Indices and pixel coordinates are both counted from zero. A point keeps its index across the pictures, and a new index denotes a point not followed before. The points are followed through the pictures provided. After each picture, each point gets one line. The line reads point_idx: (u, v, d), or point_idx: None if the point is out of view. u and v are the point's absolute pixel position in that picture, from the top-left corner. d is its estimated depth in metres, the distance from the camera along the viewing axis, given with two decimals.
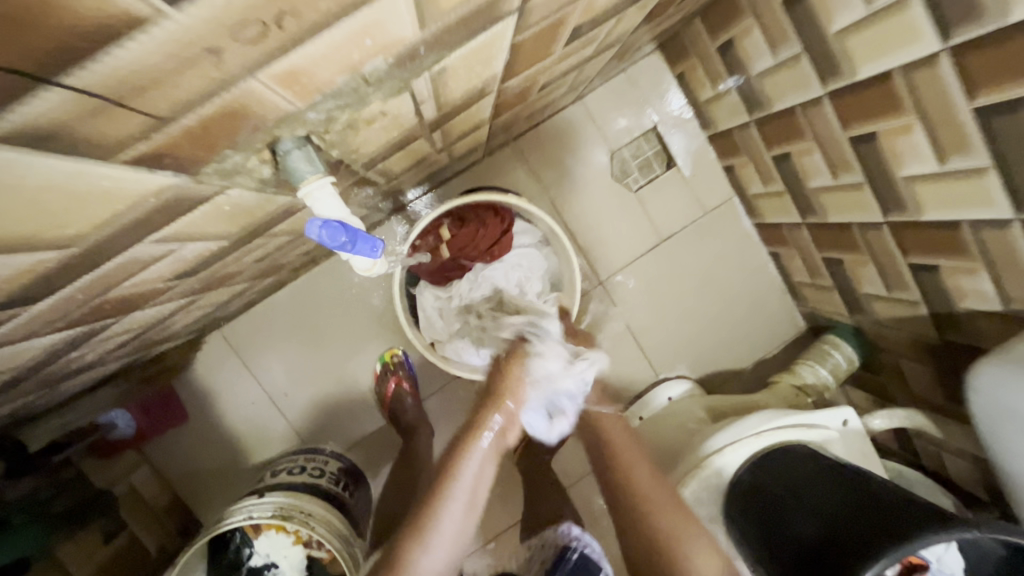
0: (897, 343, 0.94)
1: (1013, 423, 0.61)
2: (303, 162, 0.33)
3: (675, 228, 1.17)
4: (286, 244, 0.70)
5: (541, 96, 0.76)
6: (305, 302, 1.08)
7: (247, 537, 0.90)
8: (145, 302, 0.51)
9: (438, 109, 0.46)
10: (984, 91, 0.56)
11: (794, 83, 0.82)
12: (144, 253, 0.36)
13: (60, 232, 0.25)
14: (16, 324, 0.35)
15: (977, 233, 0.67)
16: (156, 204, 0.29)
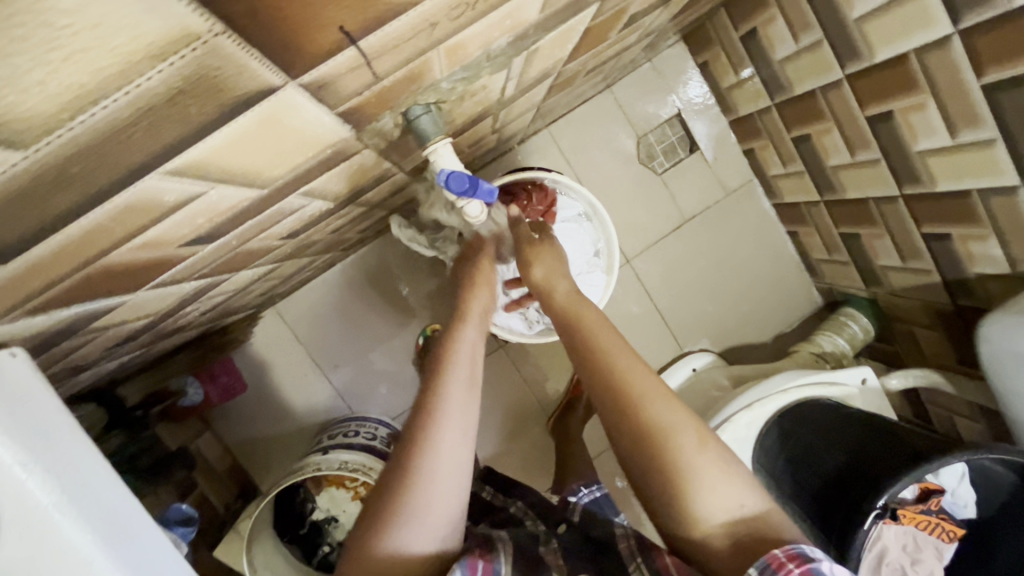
0: (911, 311, 1.01)
1: (1019, 369, 0.67)
2: (430, 125, 0.40)
3: (698, 209, 1.24)
4: (356, 217, 0.77)
5: (583, 81, 0.83)
6: (352, 280, 1.16)
7: (309, 493, 0.98)
8: (255, 260, 0.59)
9: (516, 88, 0.54)
10: (992, 68, 0.63)
11: (815, 67, 0.88)
12: (289, 206, 0.44)
13: (272, 171, 0.33)
14: (192, 262, 0.42)
15: (986, 200, 0.74)
16: (325, 156, 0.37)
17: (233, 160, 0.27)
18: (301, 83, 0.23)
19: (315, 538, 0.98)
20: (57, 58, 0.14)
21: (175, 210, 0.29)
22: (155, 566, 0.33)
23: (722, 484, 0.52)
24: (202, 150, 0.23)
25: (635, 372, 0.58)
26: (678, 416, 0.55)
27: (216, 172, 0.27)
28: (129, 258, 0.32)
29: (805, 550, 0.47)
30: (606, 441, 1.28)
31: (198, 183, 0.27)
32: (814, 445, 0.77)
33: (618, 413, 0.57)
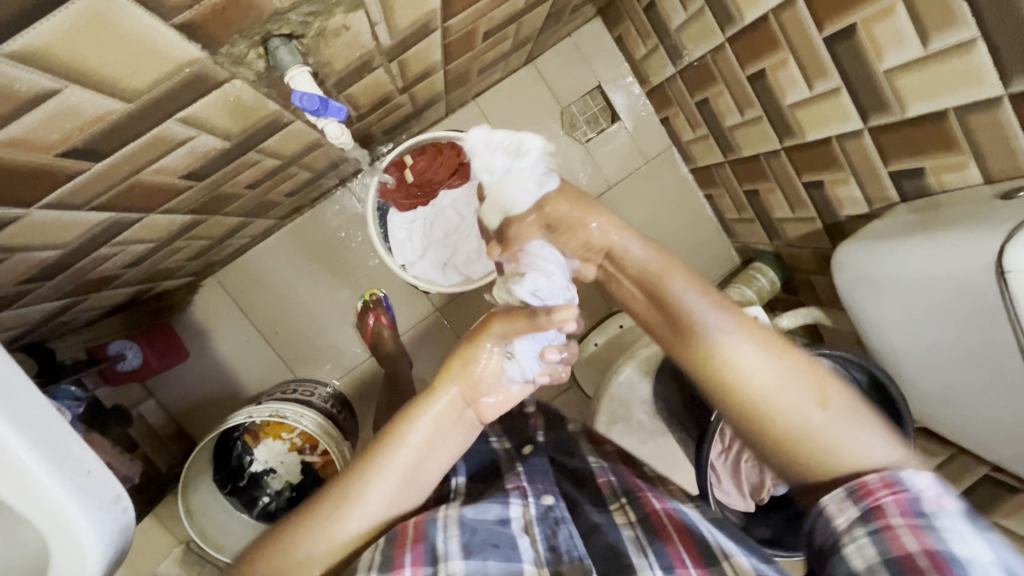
0: (806, 260, 1.10)
1: (861, 290, 0.75)
2: (288, 55, 0.47)
3: (620, 175, 1.31)
4: (275, 173, 0.83)
5: (487, 47, 0.90)
6: (289, 249, 1.21)
7: (247, 446, 1.03)
8: (163, 201, 0.64)
9: (393, 36, 0.60)
10: (829, 21, 0.72)
11: (703, 33, 0.96)
12: (172, 132, 0.49)
13: (129, 83, 0.38)
14: (80, 182, 0.47)
15: (843, 145, 0.82)
16: (186, 77, 0.42)
17: (77, 57, 0.33)
18: None
19: (254, 490, 1.02)
20: None
21: (34, 105, 0.34)
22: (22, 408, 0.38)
23: (853, 431, 0.59)
24: (33, 36, 0.29)
25: (707, 315, 0.64)
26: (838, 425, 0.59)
27: (64, 69, 0.33)
28: (4, 154, 0.37)
29: (905, 479, 0.54)
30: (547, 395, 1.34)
31: (48, 78, 0.33)
32: None
33: (719, 379, 0.62)
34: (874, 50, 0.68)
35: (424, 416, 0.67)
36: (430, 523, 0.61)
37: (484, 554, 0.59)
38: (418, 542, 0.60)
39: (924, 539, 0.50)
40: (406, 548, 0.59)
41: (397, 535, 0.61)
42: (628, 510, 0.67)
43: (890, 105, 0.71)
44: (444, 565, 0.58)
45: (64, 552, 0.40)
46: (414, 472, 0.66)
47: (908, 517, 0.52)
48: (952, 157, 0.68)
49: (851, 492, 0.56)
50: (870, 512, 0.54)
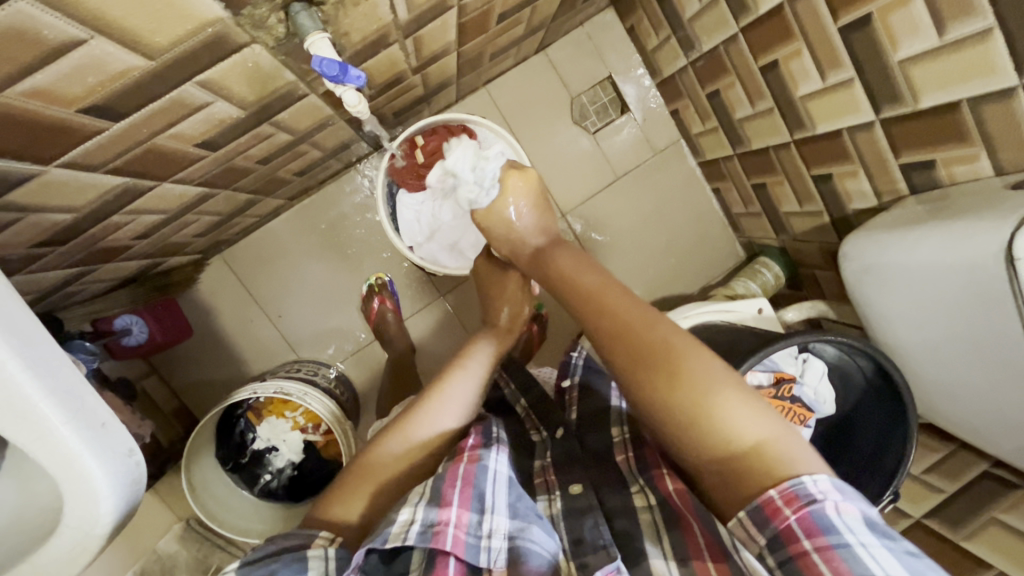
0: (811, 254, 1.10)
1: (869, 281, 0.75)
2: (308, 21, 0.47)
3: (629, 166, 1.32)
4: (287, 149, 0.83)
5: (501, 30, 0.90)
6: (296, 230, 1.21)
7: (250, 424, 1.04)
8: (177, 169, 0.64)
9: (410, 10, 0.60)
10: (844, 11, 0.72)
11: (717, 23, 0.96)
12: (190, 95, 0.49)
13: (153, 38, 0.39)
14: (97, 142, 0.47)
15: (854, 138, 0.83)
16: (208, 37, 0.42)
17: (104, 6, 0.33)
18: None
19: (255, 468, 1.03)
20: None
21: (59, 54, 0.35)
22: (44, 365, 0.39)
23: (745, 401, 0.56)
24: None
25: (612, 293, 0.71)
26: (731, 393, 0.56)
27: (91, 17, 0.33)
28: (26, 105, 0.38)
29: (803, 486, 0.48)
30: None
31: (76, 25, 0.33)
32: None
33: (613, 335, 0.67)
34: (889, 40, 0.68)
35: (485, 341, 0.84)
36: (481, 472, 0.64)
37: (528, 519, 0.61)
38: (468, 486, 0.62)
39: (835, 564, 0.44)
40: (457, 490, 0.61)
41: (451, 475, 0.63)
42: (648, 494, 0.66)
43: (903, 96, 0.71)
44: (490, 516, 0.60)
45: (76, 499, 0.40)
46: (468, 382, 0.78)
47: (815, 538, 0.46)
48: (965, 149, 0.68)
49: (756, 514, 0.50)
50: (780, 535, 0.48)
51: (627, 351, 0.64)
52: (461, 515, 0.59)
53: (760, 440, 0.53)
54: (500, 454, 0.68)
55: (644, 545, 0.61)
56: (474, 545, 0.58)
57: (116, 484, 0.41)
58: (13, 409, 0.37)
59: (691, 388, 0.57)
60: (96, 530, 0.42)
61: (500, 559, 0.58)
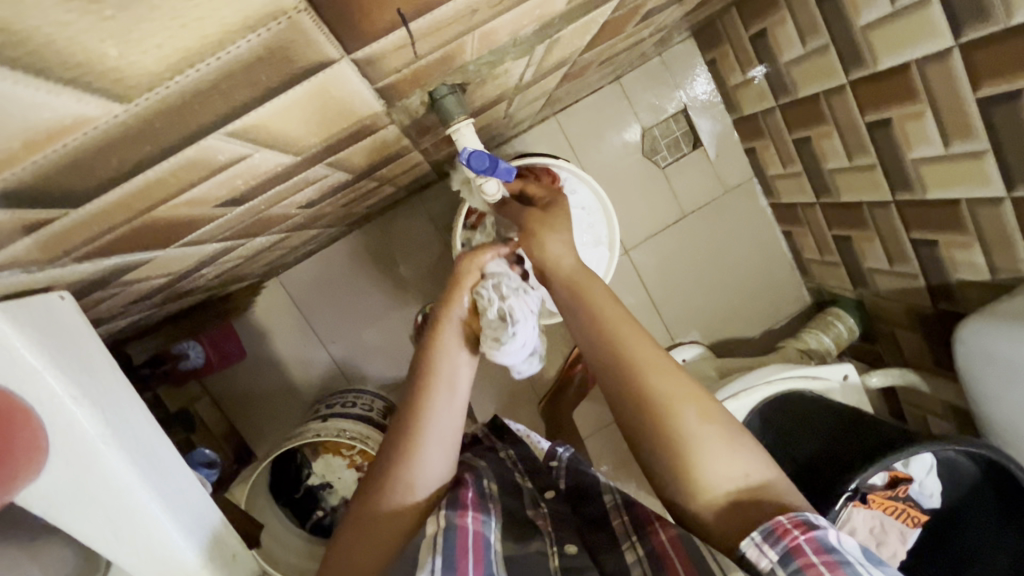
0: (895, 313, 1.05)
1: (992, 370, 0.70)
2: (454, 105, 0.43)
3: (698, 204, 1.26)
4: (369, 192, 0.79)
5: (594, 72, 0.85)
6: (354, 254, 1.18)
7: (307, 458, 1.02)
8: (272, 227, 0.60)
9: (534, 74, 0.56)
10: (988, 82, 0.66)
11: (820, 71, 0.90)
12: (317, 172, 0.46)
13: (308, 140, 0.35)
14: (217, 224, 0.44)
15: (974, 210, 0.77)
16: (356, 128, 0.38)
17: (283, 125, 0.29)
18: (353, 59, 0.25)
19: (310, 503, 1.01)
20: (160, 43, 0.16)
21: (221, 169, 0.31)
22: (183, 499, 0.40)
23: (730, 446, 0.56)
24: (259, 114, 0.26)
25: (600, 294, 0.64)
26: (680, 389, 0.58)
27: (265, 136, 0.30)
28: (172, 213, 0.34)
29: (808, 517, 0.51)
30: (599, 424, 1.29)
31: (248, 145, 0.30)
32: (792, 430, 0.84)
33: (599, 356, 0.62)
34: None
35: (447, 349, 0.66)
36: (487, 546, 0.58)
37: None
38: (480, 561, 0.57)
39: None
40: (468, 557, 0.56)
41: (458, 536, 0.57)
42: (637, 547, 0.62)
43: None
44: None
45: None
46: (455, 370, 0.66)
47: (822, 555, 0.48)
48: None
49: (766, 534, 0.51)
50: (790, 552, 0.49)
51: (602, 369, 0.62)
52: None
53: (765, 485, 0.56)
54: (496, 522, 0.63)
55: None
56: None
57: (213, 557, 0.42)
58: (155, 554, 0.39)
59: (663, 407, 0.57)
60: None
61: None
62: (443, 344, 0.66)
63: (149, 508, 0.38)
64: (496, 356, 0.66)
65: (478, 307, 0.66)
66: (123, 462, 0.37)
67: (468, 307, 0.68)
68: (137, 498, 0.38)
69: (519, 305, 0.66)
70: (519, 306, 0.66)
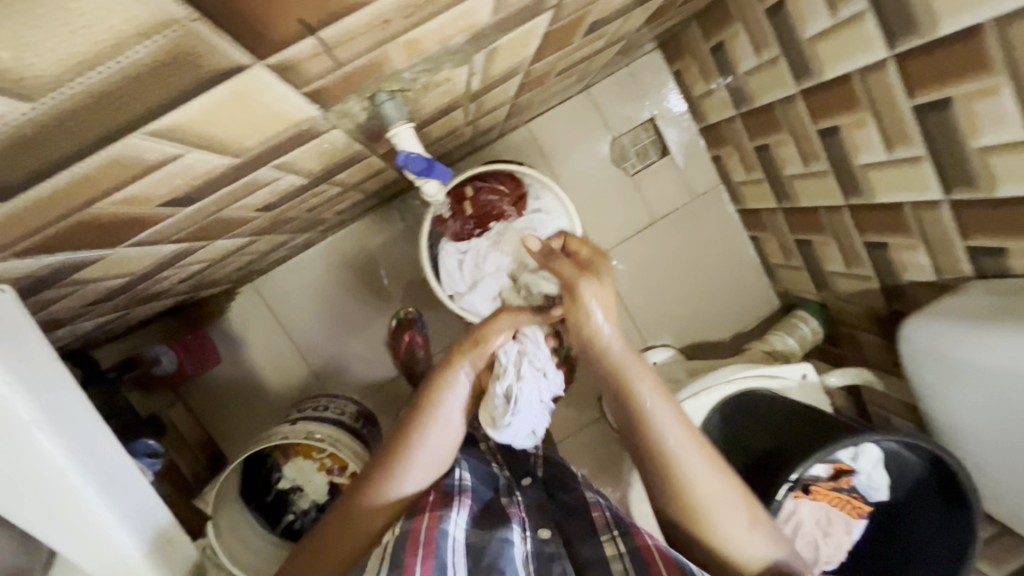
0: (855, 315, 1.08)
1: (933, 367, 0.72)
2: (392, 108, 0.45)
3: (667, 210, 1.29)
4: (335, 197, 0.81)
5: (555, 82, 0.87)
6: (328, 260, 1.19)
7: (278, 462, 1.03)
8: (232, 229, 0.62)
9: (482, 82, 0.58)
10: (920, 91, 0.69)
11: (774, 81, 0.94)
12: (265, 175, 0.47)
13: (243, 142, 0.37)
14: (165, 224, 0.46)
15: (918, 213, 0.80)
16: (294, 131, 0.40)
17: (210, 126, 0.31)
18: (266, 64, 0.28)
19: (280, 508, 1.01)
20: (51, 47, 0.18)
21: (155, 168, 0.33)
22: (126, 478, 0.44)
23: (731, 508, 0.66)
24: (180, 116, 0.28)
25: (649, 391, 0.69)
26: (702, 461, 0.67)
27: (193, 137, 0.32)
28: (111, 210, 0.36)
29: None
30: (574, 427, 1.30)
31: (177, 145, 0.32)
32: (747, 427, 0.87)
33: (646, 447, 0.69)
34: (970, 125, 0.66)
35: (450, 388, 0.76)
36: (441, 537, 0.63)
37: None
38: (430, 553, 0.61)
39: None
40: (418, 555, 0.60)
41: (410, 538, 0.62)
42: (618, 542, 0.66)
43: (979, 182, 0.69)
44: None
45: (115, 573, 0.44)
46: (454, 407, 0.76)
47: None
48: None
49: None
50: None
51: (643, 454, 0.70)
52: None
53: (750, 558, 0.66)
54: (459, 514, 0.68)
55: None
56: None
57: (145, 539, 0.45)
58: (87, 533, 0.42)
59: (697, 494, 0.66)
60: None
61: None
62: (448, 384, 0.76)
63: (83, 490, 0.41)
64: (491, 433, 0.78)
65: (496, 373, 0.76)
66: (57, 449, 0.40)
67: (486, 362, 0.79)
68: (52, 467, 0.40)
69: (527, 393, 0.76)
70: (526, 394, 0.76)
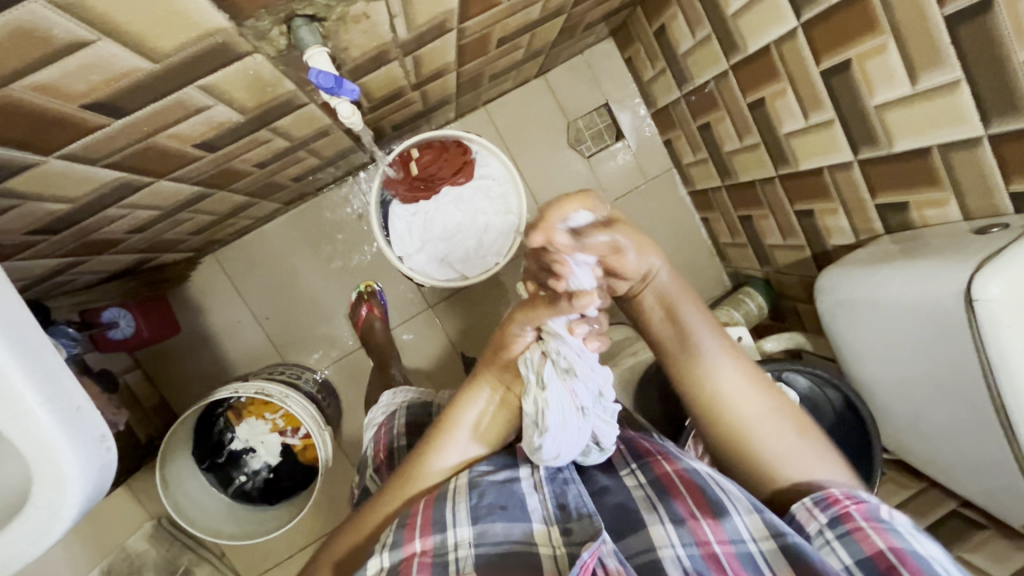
0: (793, 287, 1.13)
1: (844, 315, 0.77)
2: (308, 36, 0.49)
3: (621, 192, 1.35)
4: (285, 155, 0.85)
5: (500, 54, 0.92)
6: (290, 233, 1.23)
7: (230, 424, 1.03)
8: (174, 168, 0.66)
9: (409, 31, 0.63)
10: (825, 56, 0.75)
11: (709, 59, 1.00)
12: (193, 97, 0.51)
13: (156, 43, 0.41)
14: (95, 138, 0.49)
15: (834, 176, 0.85)
16: (211, 45, 0.45)
17: (115, 13, 0.35)
18: None
19: (231, 468, 1.03)
20: None
21: (66, 51, 0.37)
22: (41, 351, 0.41)
23: (806, 450, 0.65)
24: None
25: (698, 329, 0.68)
26: (760, 401, 0.67)
27: (100, 21, 0.36)
28: (30, 98, 0.40)
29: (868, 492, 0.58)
30: None
31: (86, 29, 0.36)
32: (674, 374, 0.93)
33: (692, 386, 0.69)
34: (866, 85, 0.71)
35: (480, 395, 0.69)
36: (439, 499, 0.62)
37: (490, 518, 0.59)
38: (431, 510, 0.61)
39: (887, 537, 0.54)
40: (416, 522, 0.59)
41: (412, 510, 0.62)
42: (638, 473, 0.65)
43: (879, 139, 0.74)
44: (452, 530, 0.58)
45: (42, 468, 0.42)
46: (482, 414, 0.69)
47: (871, 521, 0.55)
48: (935, 193, 0.71)
49: (819, 501, 0.59)
50: (839, 517, 0.57)
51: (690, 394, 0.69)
52: (425, 541, 0.58)
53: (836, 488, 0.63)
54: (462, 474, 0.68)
55: (642, 515, 0.59)
56: (441, 563, 0.56)
57: (80, 434, 0.43)
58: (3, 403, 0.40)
59: (746, 424, 0.66)
60: (56, 525, 0.44)
61: (468, 564, 0.56)
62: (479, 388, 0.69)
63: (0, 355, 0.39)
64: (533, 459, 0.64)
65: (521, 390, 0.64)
66: None
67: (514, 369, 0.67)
68: None
69: (555, 405, 0.61)
70: (555, 409, 0.61)
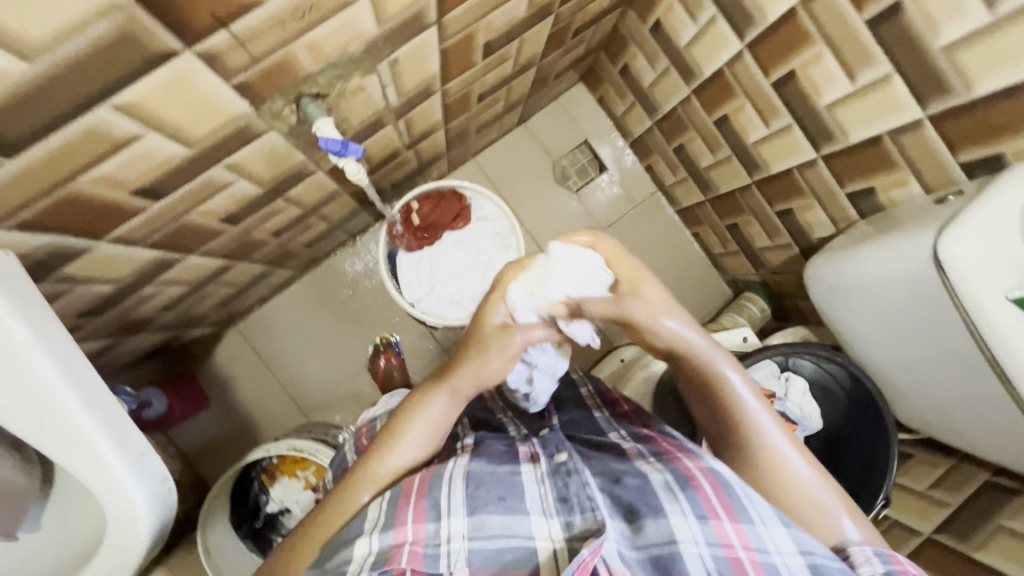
0: (791, 285, 1.17)
1: (838, 299, 0.80)
2: (315, 110, 0.57)
3: (613, 219, 1.42)
4: (297, 222, 0.93)
5: (482, 107, 1.02)
6: (305, 297, 1.29)
7: (264, 486, 1.06)
8: (202, 243, 0.73)
9: (400, 97, 0.71)
10: (771, 69, 0.83)
11: (672, 87, 1.09)
12: (219, 175, 0.59)
13: (192, 131, 0.48)
14: (138, 221, 0.56)
15: (804, 174, 0.92)
16: (235, 128, 0.52)
17: (161, 109, 0.43)
18: (194, 52, 0.40)
19: (270, 532, 1.04)
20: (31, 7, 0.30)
21: (120, 147, 0.44)
22: None
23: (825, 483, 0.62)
24: (133, 94, 0.40)
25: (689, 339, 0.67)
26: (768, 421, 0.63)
27: (149, 117, 0.43)
28: (91, 189, 0.47)
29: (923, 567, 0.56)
30: None
31: (139, 126, 0.43)
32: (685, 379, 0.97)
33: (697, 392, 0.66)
34: (813, 88, 0.79)
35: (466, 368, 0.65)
36: (435, 480, 0.59)
37: (486, 508, 0.56)
38: (423, 495, 0.58)
39: None
40: (410, 505, 0.56)
41: (402, 492, 0.58)
42: (659, 462, 0.62)
43: (836, 135, 0.81)
44: (447, 521, 0.55)
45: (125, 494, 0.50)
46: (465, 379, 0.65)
47: None
48: (896, 174, 0.76)
49: (881, 552, 0.56)
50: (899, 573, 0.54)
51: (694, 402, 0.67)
52: (416, 529, 0.54)
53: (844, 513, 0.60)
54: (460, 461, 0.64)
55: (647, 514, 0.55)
56: (433, 554, 0.53)
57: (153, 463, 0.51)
58: None
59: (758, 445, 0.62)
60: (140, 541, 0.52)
61: (460, 560, 0.53)
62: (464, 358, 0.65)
63: None
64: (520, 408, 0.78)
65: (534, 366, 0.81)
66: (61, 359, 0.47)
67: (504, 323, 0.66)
68: None
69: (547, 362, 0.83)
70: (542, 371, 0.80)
